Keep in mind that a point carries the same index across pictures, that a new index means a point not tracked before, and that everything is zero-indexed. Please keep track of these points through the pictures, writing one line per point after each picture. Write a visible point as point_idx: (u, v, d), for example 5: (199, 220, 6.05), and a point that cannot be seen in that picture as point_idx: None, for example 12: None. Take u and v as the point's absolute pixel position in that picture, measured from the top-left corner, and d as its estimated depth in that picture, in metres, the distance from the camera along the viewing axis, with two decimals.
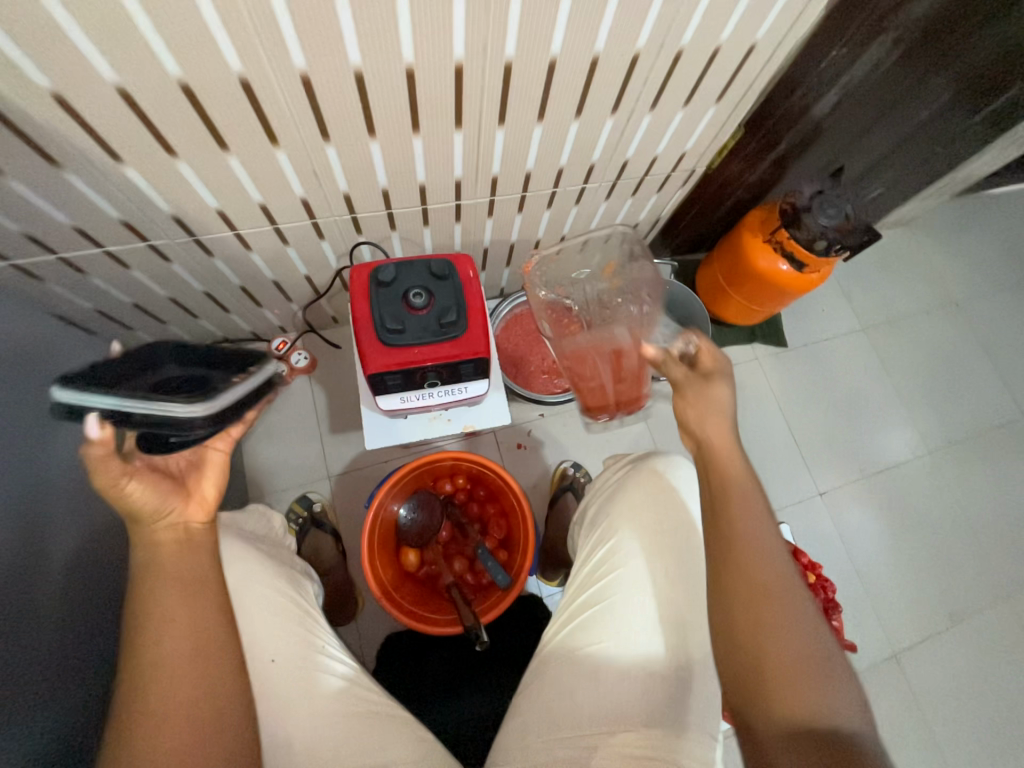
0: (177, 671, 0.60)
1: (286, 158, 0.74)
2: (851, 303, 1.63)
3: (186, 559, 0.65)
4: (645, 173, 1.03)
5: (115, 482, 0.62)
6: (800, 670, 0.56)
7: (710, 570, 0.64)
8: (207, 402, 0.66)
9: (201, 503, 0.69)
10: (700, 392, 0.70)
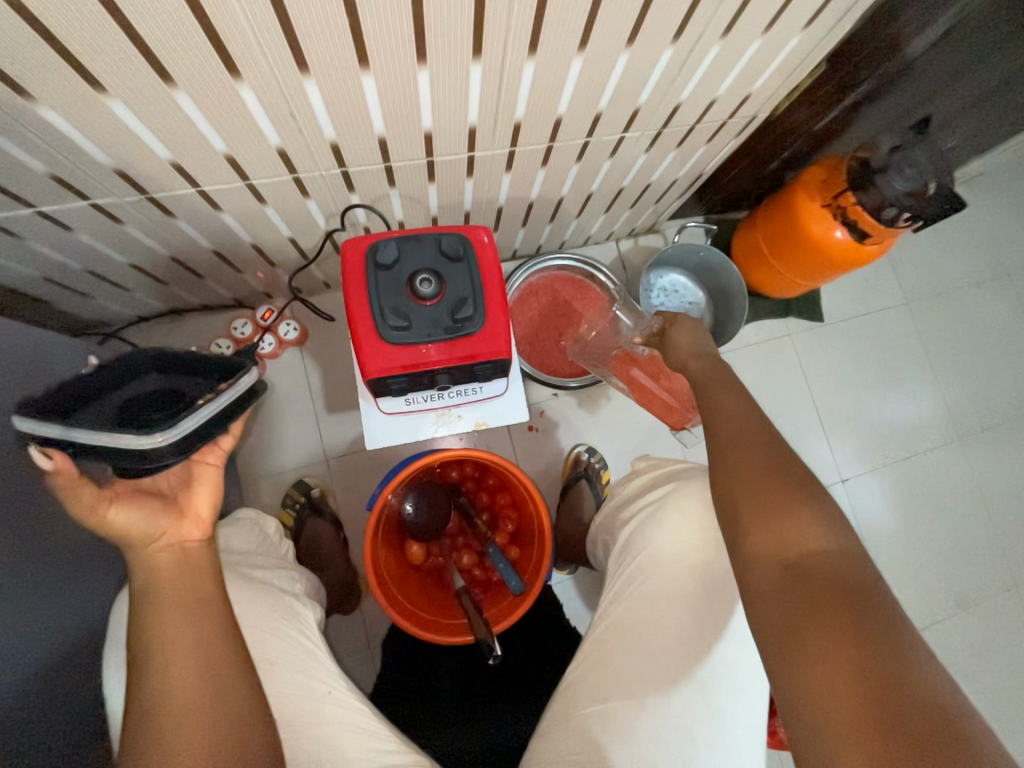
0: (186, 716, 0.48)
1: (253, 96, 0.57)
2: (897, 272, 1.48)
3: (188, 584, 0.55)
4: (696, 121, 0.86)
5: (95, 511, 0.55)
6: (816, 581, 0.54)
7: (745, 526, 0.61)
8: (163, 433, 0.58)
9: (195, 522, 0.59)
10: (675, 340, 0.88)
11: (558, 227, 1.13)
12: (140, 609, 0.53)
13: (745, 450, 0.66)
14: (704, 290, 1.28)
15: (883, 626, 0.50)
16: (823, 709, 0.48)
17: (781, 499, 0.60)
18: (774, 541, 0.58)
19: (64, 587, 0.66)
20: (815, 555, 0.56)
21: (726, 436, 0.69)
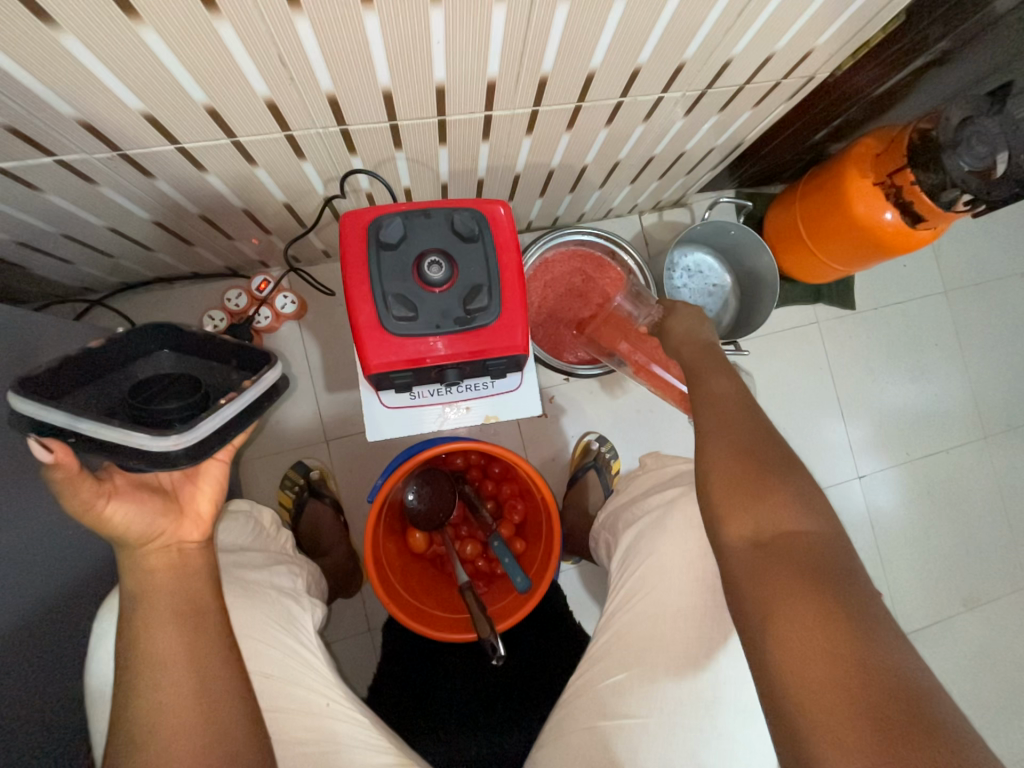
0: (178, 737, 0.45)
1: (234, 35, 0.48)
2: (937, 259, 1.38)
3: (181, 592, 0.50)
4: (747, 81, 0.75)
5: (91, 507, 0.48)
6: (794, 568, 0.48)
7: (717, 502, 0.55)
8: (179, 436, 0.52)
9: (196, 522, 0.54)
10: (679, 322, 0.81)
11: (578, 198, 1.03)
12: (129, 620, 0.48)
13: (725, 427, 0.59)
14: (732, 273, 1.19)
15: (863, 614, 0.45)
16: (799, 708, 0.43)
17: (759, 481, 0.53)
18: (750, 525, 0.52)
19: (48, 579, 0.63)
20: (795, 538, 0.50)
21: (708, 413, 0.62)
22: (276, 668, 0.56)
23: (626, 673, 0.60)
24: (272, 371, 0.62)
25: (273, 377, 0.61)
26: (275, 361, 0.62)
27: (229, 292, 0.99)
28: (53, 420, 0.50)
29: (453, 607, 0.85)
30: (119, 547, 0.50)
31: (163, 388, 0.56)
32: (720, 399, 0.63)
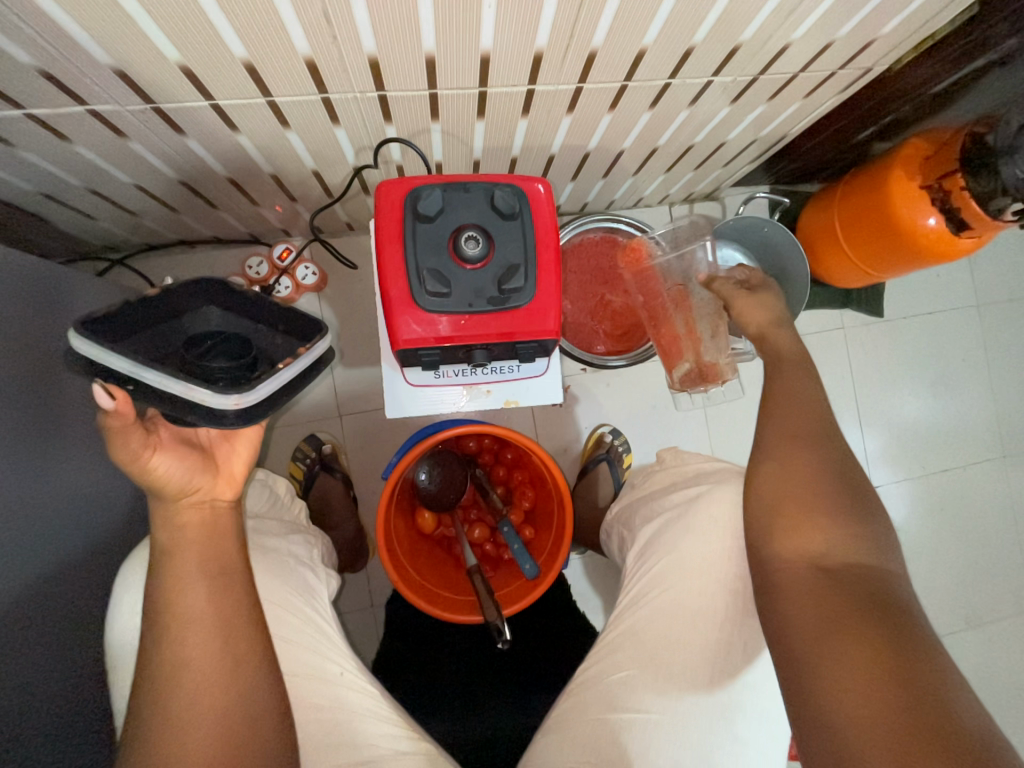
0: (203, 693, 0.45)
1: None
2: (974, 272, 1.34)
3: (211, 548, 0.50)
4: (801, 70, 0.72)
5: (136, 458, 0.48)
6: (850, 592, 0.50)
7: (778, 520, 0.56)
8: (240, 396, 0.51)
9: (230, 481, 0.53)
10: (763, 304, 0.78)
11: (611, 184, 1.00)
12: (159, 572, 0.48)
13: (794, 443, 0.59)
14: None
15: (916, 635, 0.48)
16: (852, 726, 0.45)
17: (823, 503, 0.55)
18: (811, 545, 0.54)
19: (73, 529, 0.63)
20: (850, 564, 0.53)
21: (774, 424, 0.62)
22: (289, 632, 0.56)
23: (640, 665, 0.60)
24: (322, 342, 0.60)
25: (322, 348, 0.60)
26: (326, 331, 0.60)
27: (250, 259, 0.97)
28: (120, 365, 0.49)
29: (461, 589, 0.85)
30: (154, 498, 0.50)
31: (213, 347, 0.55)
32: (787, 409, 0.62)
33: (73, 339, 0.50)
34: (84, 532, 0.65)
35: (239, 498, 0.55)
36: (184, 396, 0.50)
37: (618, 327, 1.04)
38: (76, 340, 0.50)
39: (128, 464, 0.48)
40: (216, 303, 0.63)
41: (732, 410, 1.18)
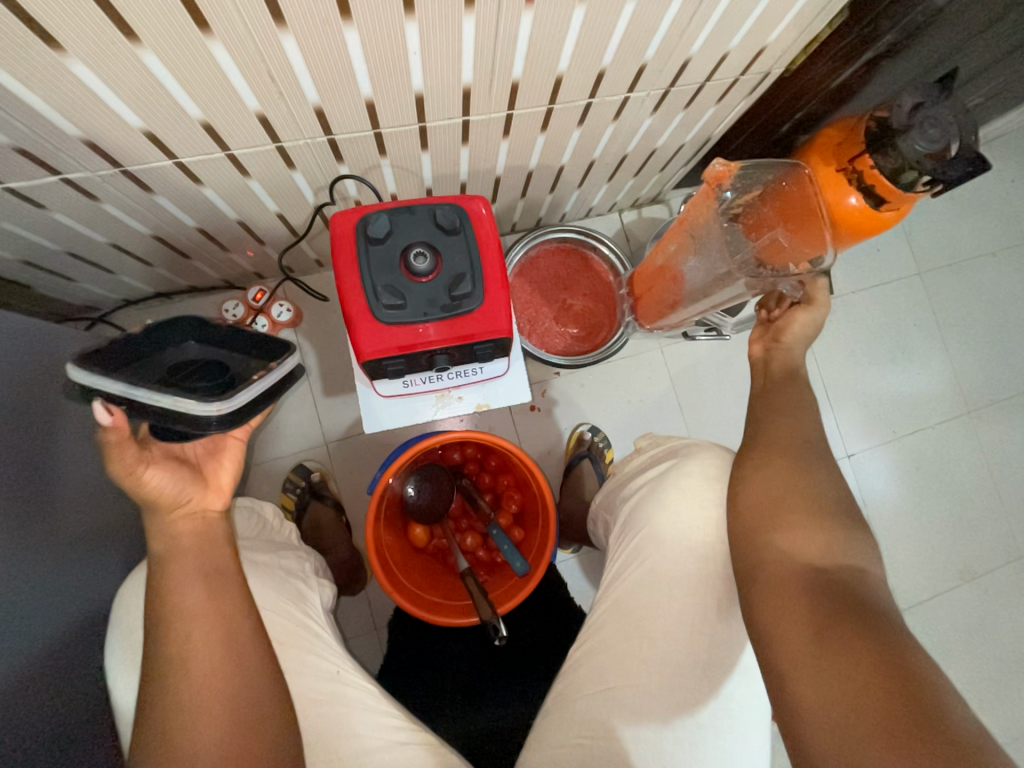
0: (211, 679, 0.47)
1: (225, 53, 0.52)
2: (911, 242, 1.43)
3: (206, 551, 0.53)
4: (707, 78, 0.80)
5: (131, 471, 0.51)
6: (838, 592, 0.53)
7: (766, 524, 0.59)
8: (221, 403, 0.56)
9: (220, 491, 0.57)
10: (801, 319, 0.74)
11: (559, 198, 1.07)
12: (157, 579, 0.50)
13: (782, 457, 0.63)
14: None
15: (900, 629, 0.50)
16: (846, 719, 0.47)
17: (817, 509, 0.58)
18: (802, 551, 0.57)
19: (68, 576, 0.65)
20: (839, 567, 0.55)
21: (773, 440, 0.65)
22: (285, 635, 0.58)
23: (632, 633, 0.63)
24: (291, 358, 0.66)
25: (290, 366, 0.66)
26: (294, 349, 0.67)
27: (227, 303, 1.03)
28: (113, 389, 0.54)
29: (457, 596, 0.87)
30: (149, 513, 0.53)
31: (195, 372, 0.60)
32: (787, 427, 0.66)
33: (70, 373, 0.55)
34: (80, 578, 0.67)
35: (228, 506, 0.58)
36: (173, 410, 0.55)
37: (581, 326, 1.10)
38: (72, 373, 0.55)
39: (125, 479, 0.51)
40: (191, 333, 0.66)
41: (704, 395, 1.23)
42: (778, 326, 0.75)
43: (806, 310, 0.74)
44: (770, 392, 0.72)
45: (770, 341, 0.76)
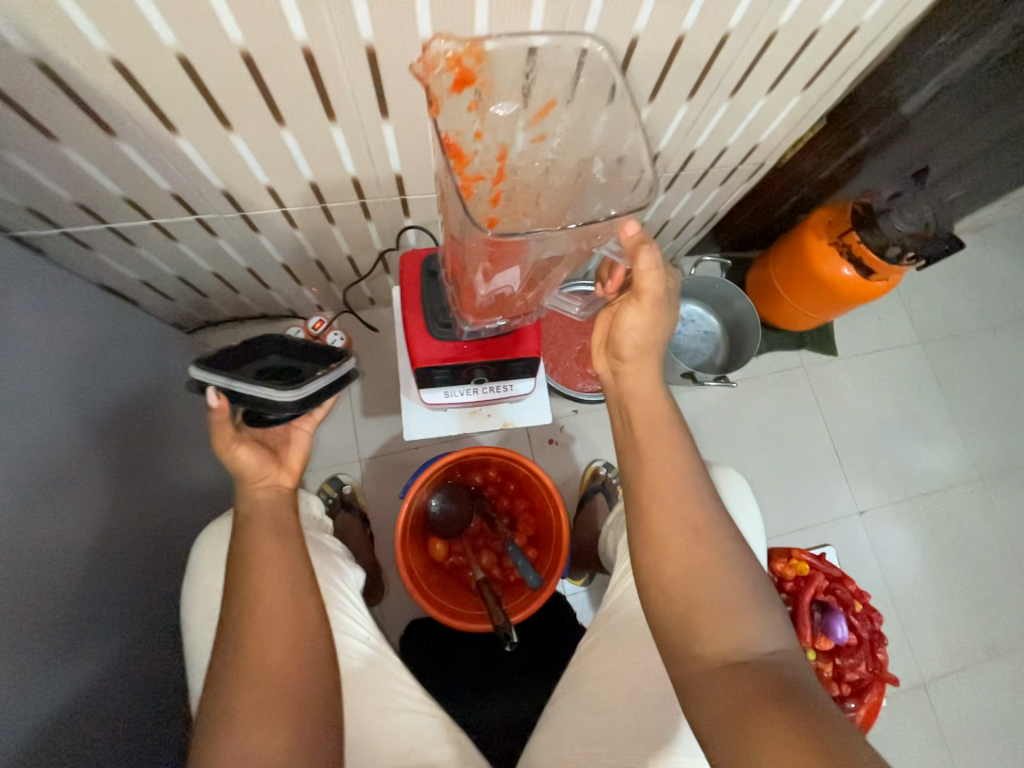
0: (277, 614, 0.57)
1: (342, 136, 0.69)
2: (911, 313, 1.53)
3: (276, 515, 0.64)
4: (711, 165, 0.96)
5: (228, 445, 0.62)
6: (754, 676, 0.49)
7: (665, 592, 0.56)
8: (295, 389, 0.69)
9: (290, 471, 0.67)
10: (640, 320, 0.62)
11: None
12: (240, 533, 0.62)
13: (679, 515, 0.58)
14: (718, 318, 1.35)
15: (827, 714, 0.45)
16: None
17: (717, 574, 0.55)
18: (716, 641, 0.52)
19: (139, 546, 0.74)
20: (765, 659, 0.50)
21: (659, 505, 0.59)
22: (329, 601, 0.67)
23: (625, 662, 0.65)
24: (349, 362, 0.79)
25: (348, 367, 0.77)
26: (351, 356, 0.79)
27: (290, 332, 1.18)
28: (216, 381, 0.68)
29: (471, 606, 0.92)
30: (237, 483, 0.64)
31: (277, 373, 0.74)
32: (660, 480, 0.60)
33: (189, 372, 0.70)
34: (147, 549, 0.75)
35: (294, 488, 0.69)
36: (257, 396, 0.68)
37: None
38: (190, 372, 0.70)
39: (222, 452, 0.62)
40: (273, 349, 0.80)
41: None
42: (611, 337, 0.65)
43: (637, 307, 0.61)
44: (626, 424, 0.64)
45: (615, 359, 0.66)
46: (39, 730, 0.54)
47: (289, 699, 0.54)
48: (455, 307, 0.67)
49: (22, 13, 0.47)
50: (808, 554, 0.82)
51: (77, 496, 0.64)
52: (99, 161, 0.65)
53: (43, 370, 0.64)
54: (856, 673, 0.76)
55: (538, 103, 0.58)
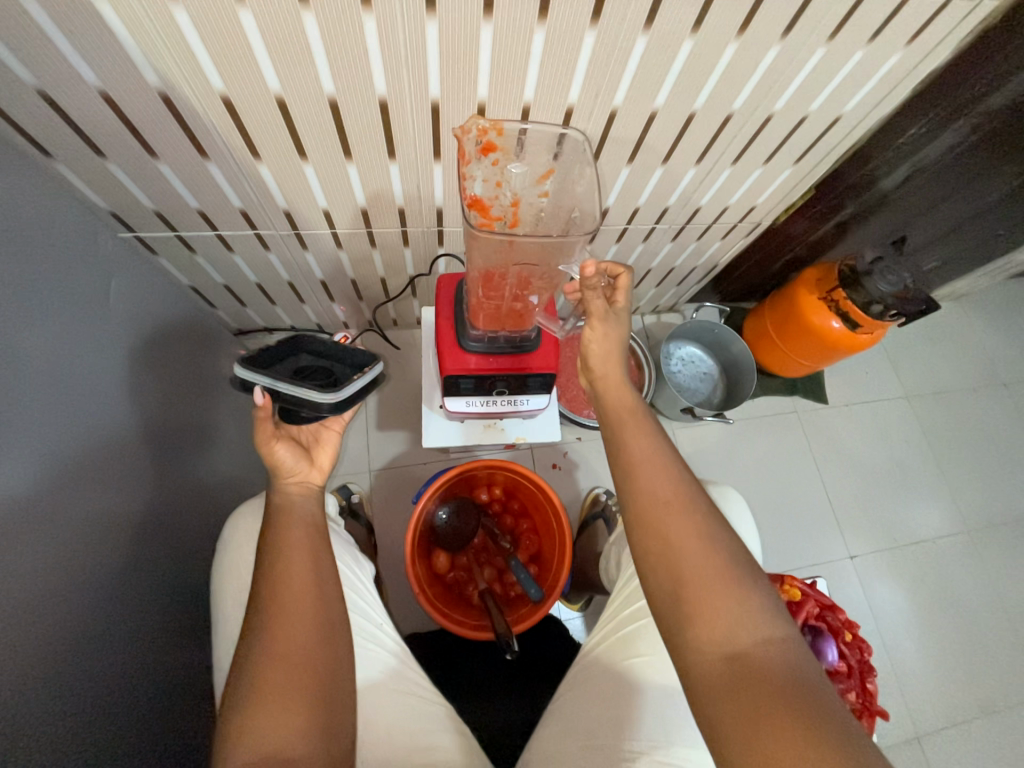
0: (306, 605, 0.60)
1: (397, 170, 0.80)
2: (897, 370, 1.63)
3: (302, 508, 0.68)
4: (712, 221, 1.08)
5: (267, 442, 0.68)
6: (762, 674, 0.50)
7: (657, 582, 0.58)
8: (333, 394, 0.75)
9: (320, 470, 0.72)
10: (597, 332, 0.70)
11: None
12: (271, 524, 0.65)
13: (661, 504, 0.60)
14: (716, 361, 1.44)
15: (832, 706, 0.47)
16: None
17: (718, 569, 0.56)
18: (716, 638, 0.53)
19: (165, 528, 0.77)
20: (768, 650, 0.51)
21: (643, 496, 0.61)
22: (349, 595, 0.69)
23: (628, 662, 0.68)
24: (379, 365, 0.83)
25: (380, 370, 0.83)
26: (379, 360, 0.84)
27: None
28: (261, 382, 0.77)
29: (473, 617, 0.94)
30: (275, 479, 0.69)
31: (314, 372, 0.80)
32: (640, 472, 0.62)
33: (237, 369, 0.78)
34: (172, 534, 0.79)
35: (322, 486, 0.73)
36: (296, 397, 0.75)
37: None
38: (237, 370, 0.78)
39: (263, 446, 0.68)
40: (308, 349, 0.84)
41: None
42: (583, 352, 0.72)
43: (594, 322, 0.69)
44: (604, 428, 0.69)
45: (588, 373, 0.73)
46: (63, 689, 0.56)
47: (313, 689, 0.56)
48: (468, 316, 0.77)
49: (160, 53, 0.57)
50: (800, 581, 0.86)
51: (123, 470, 0.69)
52: (185, 175, 0.75)
53: (111, 352, 0.71)
54: (846, 702, 0.78)
55: (549, 165, 0.70)
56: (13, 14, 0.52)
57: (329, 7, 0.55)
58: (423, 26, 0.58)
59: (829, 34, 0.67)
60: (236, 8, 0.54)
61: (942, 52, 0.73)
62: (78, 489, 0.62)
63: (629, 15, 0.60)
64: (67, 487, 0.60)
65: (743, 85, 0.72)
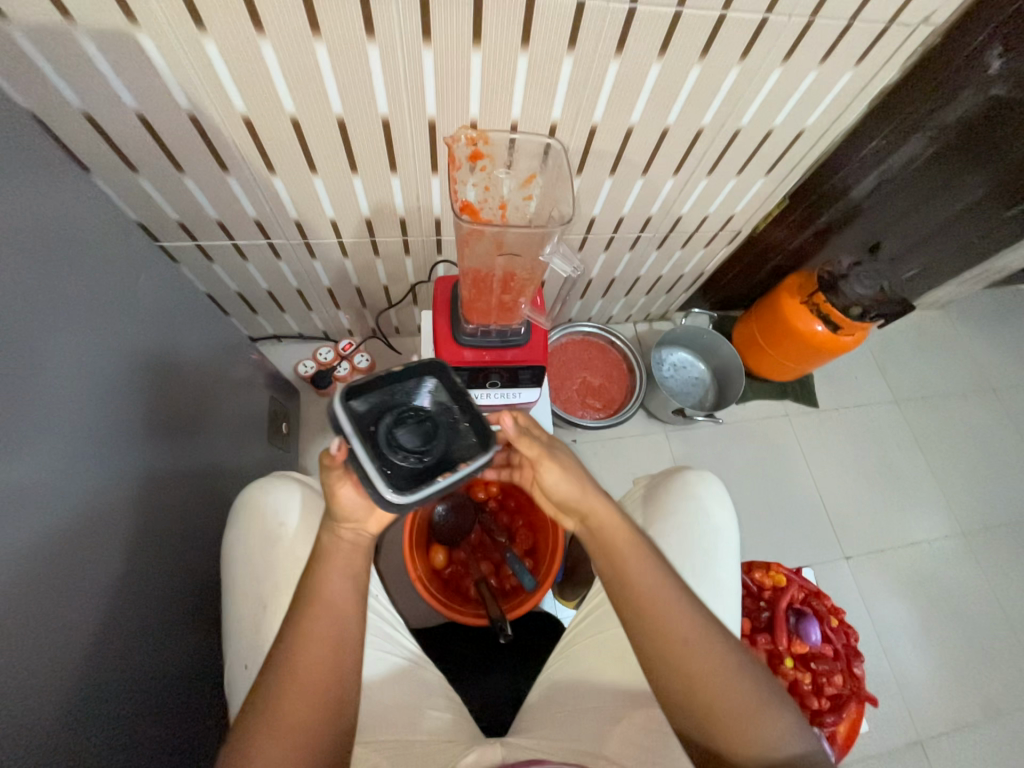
0: (322, 674, 0.56)
1: (398, 182, 0.87)
2: (886, 375, 1.67)
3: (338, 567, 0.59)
4: (695, 229, 1.15)
5: (333, 486, 0.57)
6: None
7: (683, 702, 0.58)
8: (399, 496, 0.53)
9: (378, 523, 0.61)
10: (566, 487, 0.65)
11: (586, 302, 1.39)
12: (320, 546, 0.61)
13: (669, 630, 0.59)
14: (706, 365, 1.49)
15: None
16: None
17: (730, 684, 0.57)
18: (743, 750, 0.55)
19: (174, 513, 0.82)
20: (785, 745, 0.56)
21: (657, 627, 0.59)
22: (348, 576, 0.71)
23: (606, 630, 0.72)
24: (485, 452, 0.57)
25: (483, 463, 0.56)
26: (491, 440, 0.57)
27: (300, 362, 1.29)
28: (342, 427, 0.55)
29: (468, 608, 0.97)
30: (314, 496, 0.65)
31: (405, 429, 0.56)
32: (649, 614, 0.59)
33: (336, 396, 0.55)
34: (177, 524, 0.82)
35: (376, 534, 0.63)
36: (364, 471, 0.54)
37: (599, 399, 1.34)
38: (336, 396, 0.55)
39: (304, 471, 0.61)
40: (417, 375, 0.60)
41: None
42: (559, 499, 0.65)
43: (555, 465, 0.65)
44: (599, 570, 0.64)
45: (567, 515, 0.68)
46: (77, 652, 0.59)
47: (335, 756, 0.55)
48: (462, 312, 0.84)
49: (190, 78, 0.66)
50: (785, 568, 0.88)
51: (131, 458, 0.73)
52: (206, 187, 0.83)
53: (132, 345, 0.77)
54: (833, 685, 0.79)
55: (529, 173, 0.79)
56: (68, 50, 0.61)
57: (338, 38, 0.63)
58: (419, 53, 0.66)
59: (784, 56, 0.74)
60: (257, 40, 0.62)
61: (889, 70, 0.80)
62: (81, 475, 0.64)
63: (602, 41, 0.68)
64: (70, 471, 0.62)
65: (710, 102, 0.80)
